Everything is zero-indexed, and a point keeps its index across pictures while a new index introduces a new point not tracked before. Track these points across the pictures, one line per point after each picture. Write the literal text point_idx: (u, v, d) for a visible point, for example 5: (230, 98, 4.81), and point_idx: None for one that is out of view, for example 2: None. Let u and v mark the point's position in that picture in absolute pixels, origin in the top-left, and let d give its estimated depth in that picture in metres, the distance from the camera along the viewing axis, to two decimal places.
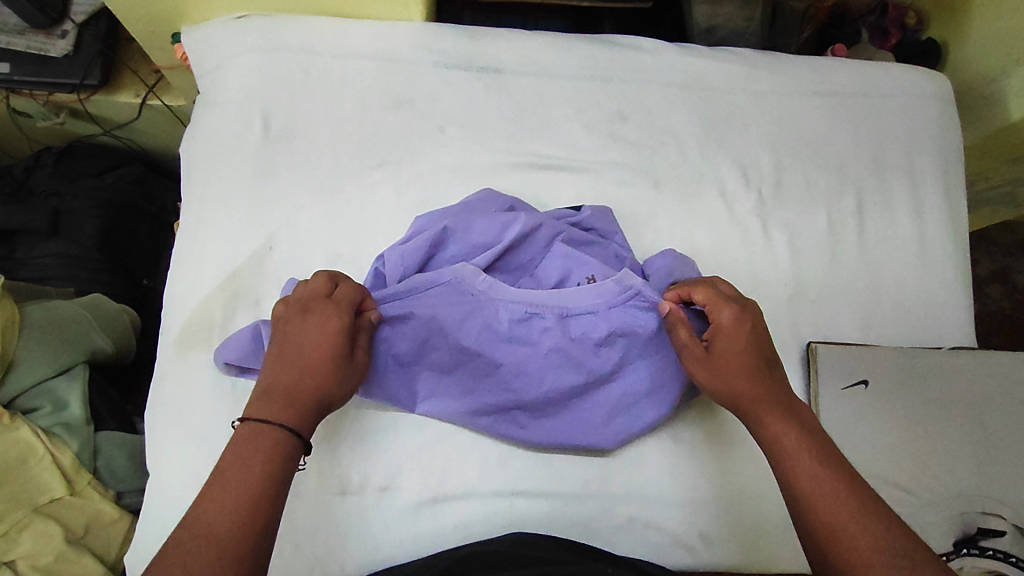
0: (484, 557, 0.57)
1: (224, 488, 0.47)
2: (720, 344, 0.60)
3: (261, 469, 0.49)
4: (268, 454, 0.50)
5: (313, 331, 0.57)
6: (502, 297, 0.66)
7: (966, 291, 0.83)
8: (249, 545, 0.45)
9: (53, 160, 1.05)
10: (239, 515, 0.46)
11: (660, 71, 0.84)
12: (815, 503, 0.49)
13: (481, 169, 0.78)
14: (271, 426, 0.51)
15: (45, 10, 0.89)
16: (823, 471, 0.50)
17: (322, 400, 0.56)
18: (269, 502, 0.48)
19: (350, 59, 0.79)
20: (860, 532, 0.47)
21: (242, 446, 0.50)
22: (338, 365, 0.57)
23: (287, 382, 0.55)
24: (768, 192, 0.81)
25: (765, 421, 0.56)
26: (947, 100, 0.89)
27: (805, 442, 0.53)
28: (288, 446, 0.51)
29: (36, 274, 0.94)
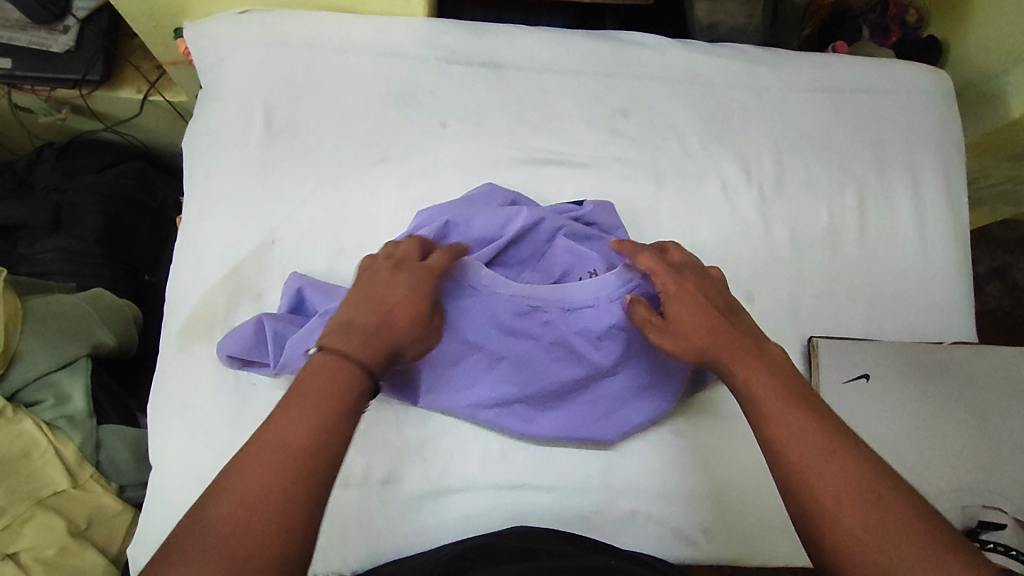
0: (486, 550, 0.57)
1: (291, 422, 0.42)
2: (674, 306, 0.58)
3: (335, 391, 0.44)
4: (337, 395, 0.45)
5: (403, 286, 0.56)
6: (505, 290, 0.65)
7: (967, 287, 0.83)
8: (313, 495, 0.40)
9: (55, 155, 1.05)
10: (305, 458, 0.41)
11: (661, 67, 0.84)
12: (781, 446, 0.45)
13: (484, 164, 0.78)
14: (348, 361, 0.47)
15: (47, 6, 0.90)
16: (788, 407, 0.47)
17: (394, 352, 0.52)
18: (334, 446, 0.43)
19: (352, 54, 0.79)
20: (828, 465, 0.43)
21: (316, 376, 0.46)
22: (418, 323, 0.55)
23: (372, 321, 0.52)
24: (769, 188, 0.82)
25: (733, 370, 0.52)
26: (948, 97, 0.89)
27: (771, 381, 0.49)
28: (360, 385, 0.46)
29: (37, 269, 0.94)
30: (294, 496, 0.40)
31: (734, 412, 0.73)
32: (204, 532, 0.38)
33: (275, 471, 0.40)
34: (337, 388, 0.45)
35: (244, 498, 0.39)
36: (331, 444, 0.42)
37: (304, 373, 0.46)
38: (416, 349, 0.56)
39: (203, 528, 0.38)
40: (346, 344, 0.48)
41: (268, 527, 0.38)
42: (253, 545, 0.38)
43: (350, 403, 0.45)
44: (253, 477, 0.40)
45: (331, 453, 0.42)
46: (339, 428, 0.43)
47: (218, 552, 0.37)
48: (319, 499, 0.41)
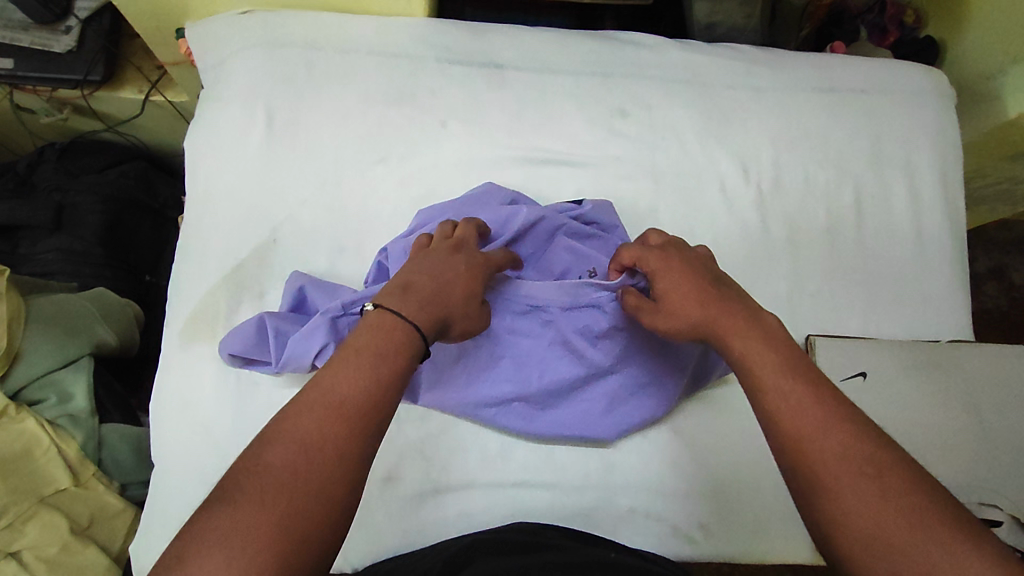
0: (486, 544, 0.58)
1: (346, 375, 0.44)
2: (663, 285, 0.57)
3: (390, 349, 0.46)
4: (388, 354, 0.46)
5: (461, 264, 0.58)
6: (507, 289, 0.66)
7: (963, 285, 0.84)
8: (364, 449, 0.42)
9: (56, 156, 1.05)
10: (359, 411, 0.43)
11: (660, 67, 0.84)
12: (780, 416, 0.44)
13: (484, 163, 0.78)
14: (402, 320, 0.48)
15: (49, 6, 0.90)
16: (789, 382, 0.45)
17: (447, 322, 0.53)
18: (385, 402, 0.44)
19: (353, 54, 0.79)
20: (832, 443, 0.42)
21: (373, 333, 0.47)
22: (472, 300, 0.56)
23: (429, 286, 0.53)
24: (767, 187, 0.82)
25: (727, 340, 0.50)
26: (945, 97, 0.89)
27: (770, 353, 0.48)
28: (413, 346, 0.48)
29: (38, 269, 0.95)
30: (347, 445, 0.41)
31: (733, 410, 0.73)
32: (262, 473, 0.39)
33: (333, 420, 0.42)
34: (389, 347, 0.47)
35: (301, 444, 0.40)
36: (382, 400, 0.44)
37: (357, 332, 0.48)
38: (469, 327, 0.57)
39: (263, 468, 0.39)
40: (402, 306, 0.50)
41: (324, 474, 0.40)
42: (309, 489, 0.39)
43: (401, 363, 0.46)
44: (312, 423, 0.41)
45: (382, 409, 0.44)
46: (390, 386, 0.45)
47: (276, 493, 0.38)
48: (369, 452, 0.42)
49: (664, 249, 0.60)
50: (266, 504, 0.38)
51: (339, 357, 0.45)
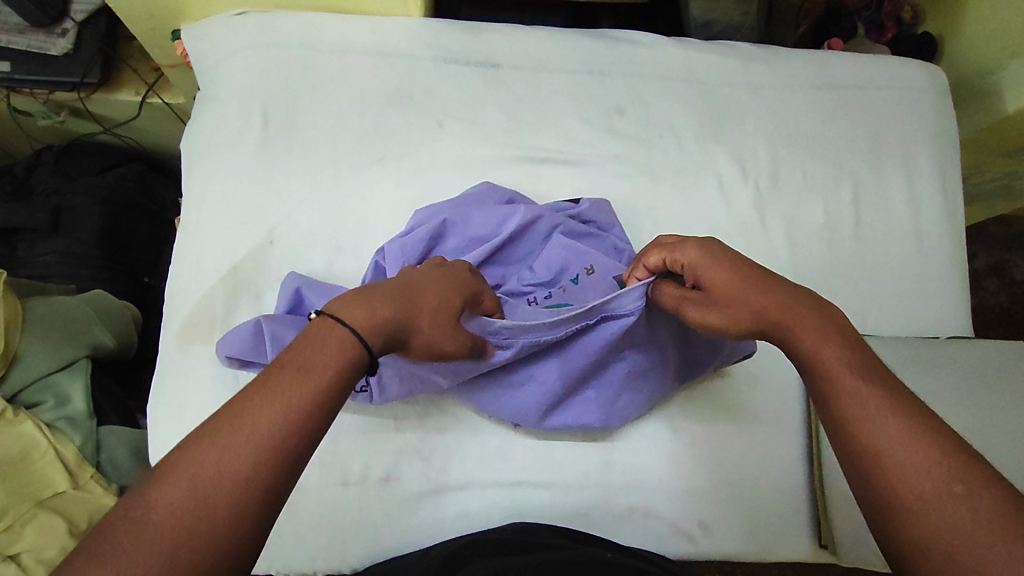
0: (485, 543, 0.57)
1: (261, 407, 0.39)
2: (707, 279, 0.56)
3: (327, 374, 0.42)
4: (322, 375, 0.42)
5: (435, 280, 0.55)
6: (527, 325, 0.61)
7: (962, 281, 0.83)
8: (272, 491, 0.37)
9: (54, 159, 1.05)
10: (270, 449, 0.38)
11: (656, 65, 0.84)
12: (860, 427, 0.43)
13: (481, 162, 0.78)
14: (340, 326, 0.45)
15: (45, 9, 0.90)
16: (869, 391, 0.45)
17: (397, 333, 0.49)
18: (307, 440, 0.40)
19: (349, 54, 0.79)
20: (914, 458, 0.40)
21: (303, 343, 0.44)
22: (438, 312, 0.52)
23: (385, 292, 0.50)
24: (765, 184, 0.82)
25: (803, 340, 0.50)
26: (943, 93, 0.89)
27: (849, 360, 0.47)
28: (350, 358, 0.44)
29: (37, 273, 0.95)
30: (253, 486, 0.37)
31: (728, 408, 0.73)
32: (146, 519, 0.35)
33: (236, 462, 0.37)
34: (323, 371, 0.42)
35: (194, 487, 0.36)
36: (303, 437, 0.39)
37: (293, 347, 0.43)
38: (433, 343, 0.52)
39: (142, 517, 0.34)
40: (348, 312, 0.46)
41: (218, 527, 0.35)
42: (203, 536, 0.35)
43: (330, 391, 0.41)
44: (212, 460, 0.37)
45: (299, 448, 0.39)
46: (313, 415, 0.40)
47: (153, 547, 0.34)
48: (278, 499, 0.38)
49: (708, 241, 0.58)
50: (139, 561, 0.33)
51: (262, 379, 0.41)
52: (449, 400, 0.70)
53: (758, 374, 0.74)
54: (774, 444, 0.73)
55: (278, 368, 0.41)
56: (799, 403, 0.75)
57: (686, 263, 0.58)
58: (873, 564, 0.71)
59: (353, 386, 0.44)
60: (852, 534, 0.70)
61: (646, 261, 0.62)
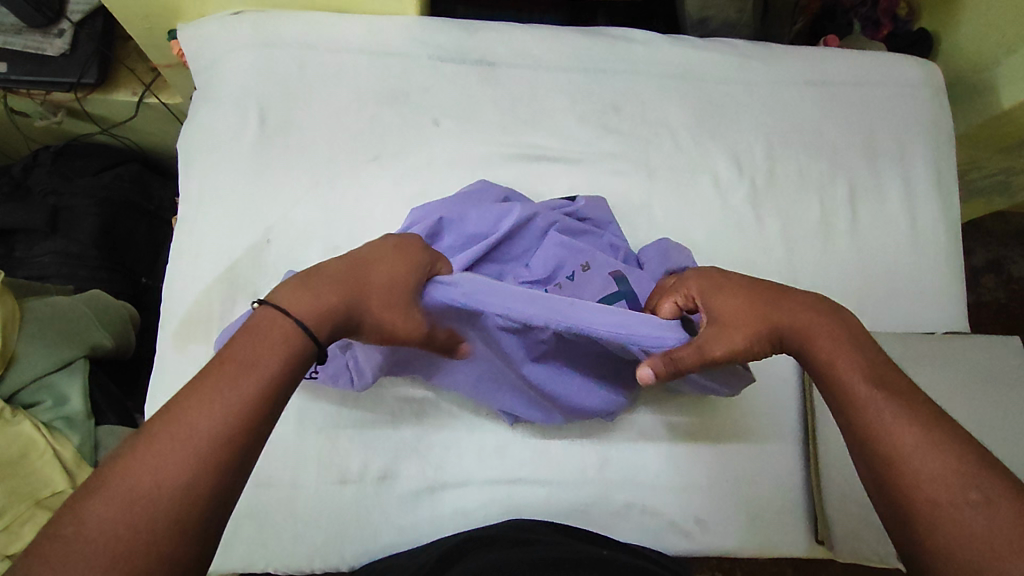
0: (482, 540, 0.57)
1: (197, 410, 0.39)
2: (716, 306, 0.56)
3: (265, 371, 0.42)
4: (261, 372, 0.42)
5: (389, 257, 0.55)
6: (502, 298, 0.55)
7: (958, 277, 0.84)
8: (214, 490, 0.37)
9: (51, 159, 1.05)
10: (212, 451, 0.38)
11: (652, 62, 0.84)
12: (875, 436, 0.44)
13: (477, 160, 0.78)
14: (283, 318, 0.46)
15: (41, 9, 0.90)
16: (883, 399, 0.46)
17: (347, 317, 0.50)
18: (248, 438, 0.40)
19: (344, 53, 0.79)
20: (930, 464, 0.41)
21: (245, 338, 0.44)
22: (388, 290, 0.53)
23: (332, 281, 0.51)
24: (760, 181, 0.82)
25: (818, 350, 0.51)
26: (939, 88, 0.89)
27: (862, 368, 0.48)
28: (294, 352, 0.45)
29: (35, 272, 0.96)
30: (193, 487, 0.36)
31: (726, 405, 0.73)
32: (78, 533, 0.34)
33: (176, 467, 0.37)
34: (263, 370, 0.42)
35: (129, 495, 0.35)
36: (246, 435, 0.39)
37: (230, 347, 0.43)
38: (389, 320, 0.53)
39: (78, 529, 0.34)
40: (292, 302, 0.47)
41: (156, 531, 0.35)
42: (142, 542, 0.34)
43: (272, 389, 0.42)
44: (147, 465, 0.36)
45: (244, 448, 0.39)
46: (257, 413, 0.40)
47: (86, 560, 0.33)
48: (223, 499, 0.38)
49: (708, 271, 0.60)
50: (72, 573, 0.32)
51: (199, 381, 0.40)
52: (445, 398, 0.70)
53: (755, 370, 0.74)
54: (771, 440, 0.73)
55: (215, 368, 0.41)
56: (796, 399, 0.75)
57: (693, 291, 0.58)
58: (869, 559, 0.71)
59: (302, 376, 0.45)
60: (848, 530, 0.70)
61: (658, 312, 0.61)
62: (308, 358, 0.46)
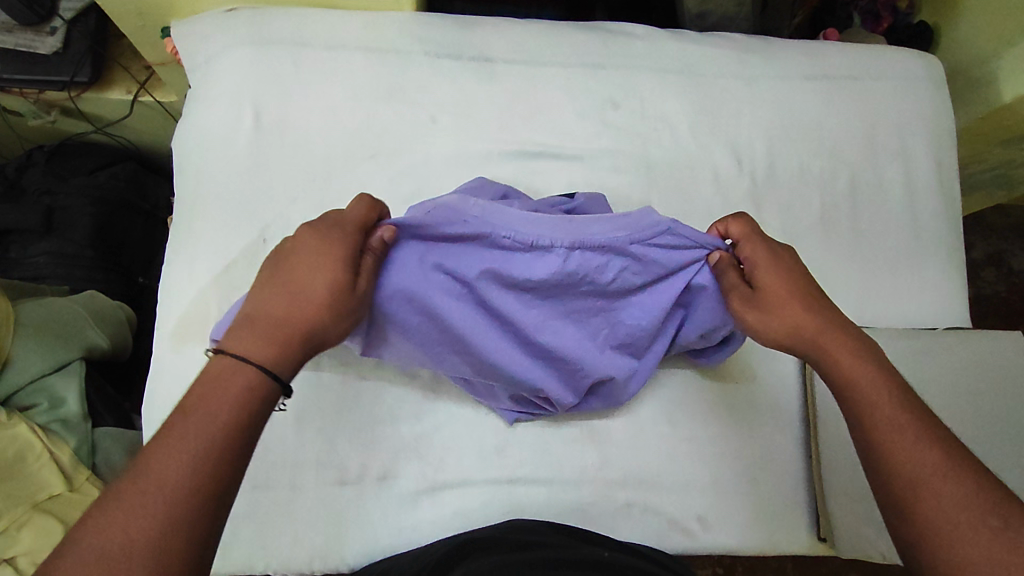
0: (483, 542, 0.57)
1: (163, 463, 0.39)
2: (762, 277, 0.57)
3: (228, 414, 0.42)
4: (226, 416, 0.42)
5: (313, 258, 0.51)
6: (502, 222, 0.57)
7: (960, 271, 0.83)
8: (191, 537, 0.38)
9: (45, 158, 1.04)
10: (183, 504, 0.38)
11: (652, 57, 0.84)
12: (894, 455, 0.45)
13: (475, 158, 0.77)
14: (244, 363, 0.44)
15: (33, 8, 0.88)
16: (904, 419, 0.46)
17: (311, 340, 0.49)
18: (220, 482, 0.40)
19: (339, 50, 0.78)
20: (947, 490, 0.42)
21: (207, 384, 0.43)
22: (336, 297, 0.51)
23: (280, 313, 0.48)
24: (761, 176, 0.82)
25: (838, 361, 0.52)
26: (939, 82, 0.89)
27: (883, 386, 0.49)
28: (263, 389, 0.44)
29: (30, 274, 0.95)
30: (166, 539, 0.37)
31: (728, 402, 0.72)
32: None
33: (148, 524, 0.37)
34: (228, 414, 0.42)
35: (101, 557, 0.36)
36: (218, 479, 0.40)
37: (191, 396, 0.42)
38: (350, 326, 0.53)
39: None
40: (247, 346, 0.45)
41: None
42: None
43: (237, 434, 0.41)
44: (116, 526, 0.37)
45: (218, 497, 0.39)
46: (224, 462, 0.40)
47: None
48: (200, 544, 0.38)
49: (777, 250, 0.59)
50: None
51: (163, 432, 0.40)
52: (444, 396, 0.69)
53: (756, 367, 0.74)
54: (773, 437, 0.73)
55: (178, 419, 0.41)
56: (795, 396, 0.75)
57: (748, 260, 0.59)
58: (870, 556, 0.72)
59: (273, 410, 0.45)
60: (851, 528, 0.71)
61: (726, 230, 0.62)
62: (273, 393, 0.45)
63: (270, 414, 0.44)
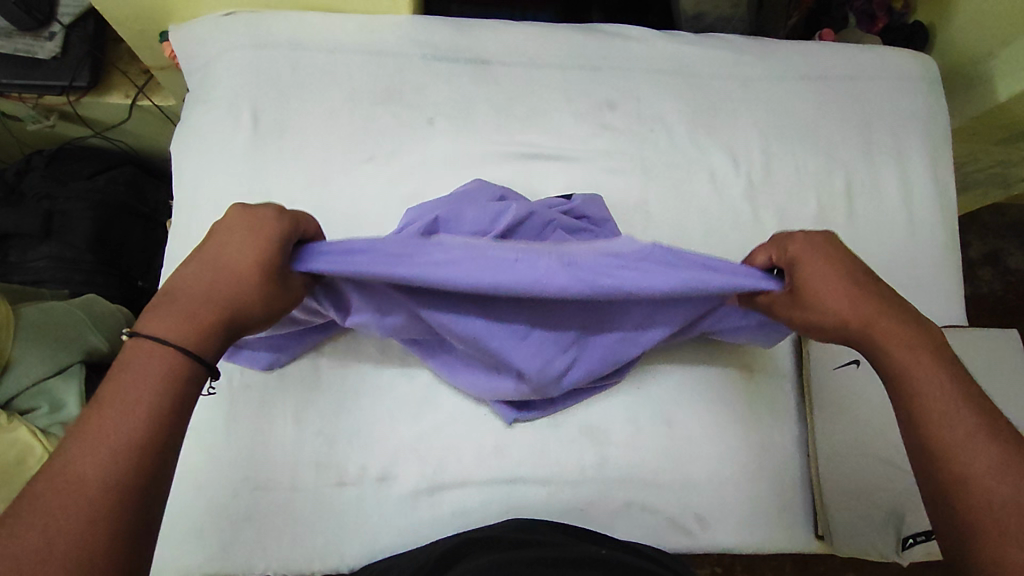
0: (480, 542, 0.57)
1: (81, 455, 0.39)
2: (810, 275, 0.55)
3: (148, 401, 0.42)
4: (146, 404, 0.42)
5: (238, 241, 0.51)
6: (480, 241, 0.57)
7: (956, 269, 0.83)
8: (121, 520, 0.37)
9: (44, 163, 1.04)
10: (106, 491, 0.38)
11: (648, 59, 0.84)
12: (948, 451, 0.45)
13: (472, 159, 0.78)
14: (160, 346, 0.44)
15: (32, 13, 0.88)
16: (959, 412, 0.47)
17: (231, 322, 0.49)
18: (146, 467, 0.40)
19: (337, 53, 0.79)
20: (1002, 489, 0.43)
21: (122, 374, 0.43)
22: (254, 281, 0.50)
23: (200, 293, 0.49)
24: (757, 176, 0.82)
25: (891, 353, 0.51)
26: (933, 82, 0.89)
27: (938, 375, 0.49)
28: (188, 371, 0.44)
29: (30, 278, 0.95)
30: (93, 526, 0.37)
31: (726, 401, 0.73)
32: None
33: (72, 518, 0.36)
34: (146, 402, 0.42)
35: (24, 552, 0.35)
36: (144, 465, 0.40)
37: (108, 389, 0.42)
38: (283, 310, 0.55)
39: None
40: (165, 323, 0.46)
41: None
42: None
43: (161, 421, 0.41)
44: (37, 520, 0.36)
45: (143, 480, 0.39)
46: (148, 447, 0.40)
47: None
48: (132, 528, 0.38)
49: (818, 241, 0.57)
50: None
51: (80, 428, 0.40)
52: (443, 396, 0.69)
53: (753, 366, 0.74)
54: (773, 438, 0.73)
55: (96, 412, 0.41)
56: (792, 395, 0.75)
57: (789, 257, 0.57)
58: (869, 553, 0.72)
59: (199, 393, 0.45)
60: (849, 526, 0.71)
61: (752, 261, 0.62)
62: (200, 375, 0.45)
63: (193, 396, 0.44)
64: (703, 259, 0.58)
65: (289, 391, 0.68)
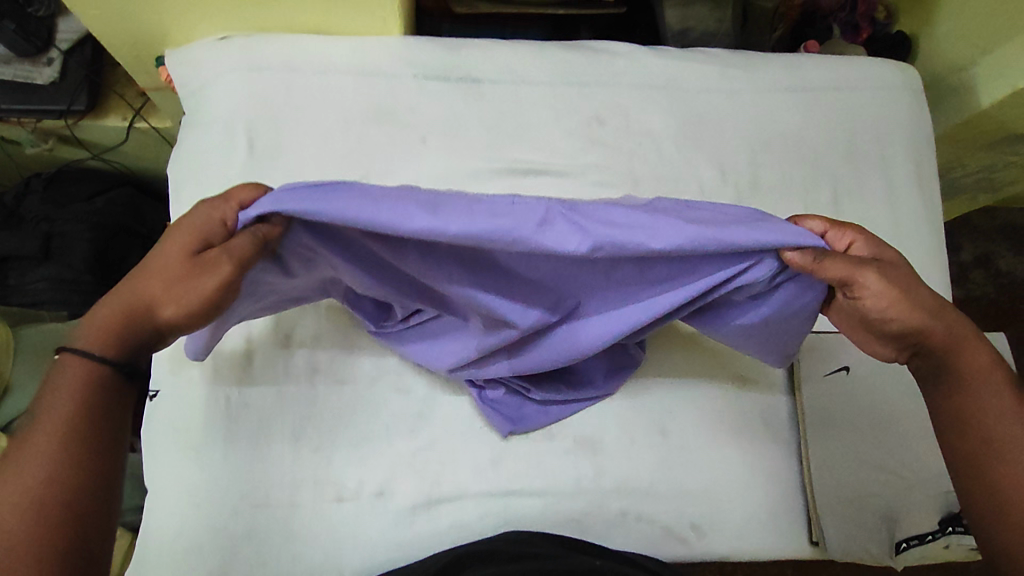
0: (477, 555, 0.57)
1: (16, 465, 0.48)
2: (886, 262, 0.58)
3: (61, 407, 0.50)
4: (59, 411, 0.49)
5: (168, 239, 0.55)
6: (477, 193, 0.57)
7: (944, 274, 0.85)
8: (55, 507, 0.47)
9: (42, 186, 1.06)
10: (37, 487, 0.47)
11: (635, 73, 0.86)
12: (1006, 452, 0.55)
13: (464, 176, 0.79)
14: (76, 354, 0.52)
15: (31, 39, 0.91)
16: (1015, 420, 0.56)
17: (140, 314, 0.54)
18: (69, 461, 0.48)
19: (328, 74, 0.80)
20: None
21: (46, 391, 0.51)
22: (160, 274, 0.53)
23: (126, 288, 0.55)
24: (745, 187, 0.83)
25: (966, 355, 0.58)
26: (916, 91, 0.91)
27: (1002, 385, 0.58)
28: (97, 374, 0.52)
29: (29, 300, 0.99)
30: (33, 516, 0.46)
31: (720, 411, 0.74)
32: None
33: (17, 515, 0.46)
34: (58, 410, 0.50)
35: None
36: (67, 462, 0.48)
37: (23, 421, 0.50)
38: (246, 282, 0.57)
39: None
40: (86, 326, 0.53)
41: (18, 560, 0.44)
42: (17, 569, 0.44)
43: (75, 421, 0.49)
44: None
45: (68, 471, 0.48)
46: (68, 445, 0.49)
47: None
48: (67, 510, 0.47)
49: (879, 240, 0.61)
50: None
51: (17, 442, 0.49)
52: (439, 411, 0.71)
53: (745, 376, 0.75)
54: (767, 446, 0.74)
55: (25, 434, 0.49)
56: (786, 404, 0.76)
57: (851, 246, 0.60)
58: (862, 558, 0.73)
59: (118, 386, 0.53)
60: (843, 533, 0.72)
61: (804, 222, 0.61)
62: (115, 383, 0.52)
63: (108, 394, 0.52)
64: (717, 211, 0.60)
65: (286, 409, 0.68)
